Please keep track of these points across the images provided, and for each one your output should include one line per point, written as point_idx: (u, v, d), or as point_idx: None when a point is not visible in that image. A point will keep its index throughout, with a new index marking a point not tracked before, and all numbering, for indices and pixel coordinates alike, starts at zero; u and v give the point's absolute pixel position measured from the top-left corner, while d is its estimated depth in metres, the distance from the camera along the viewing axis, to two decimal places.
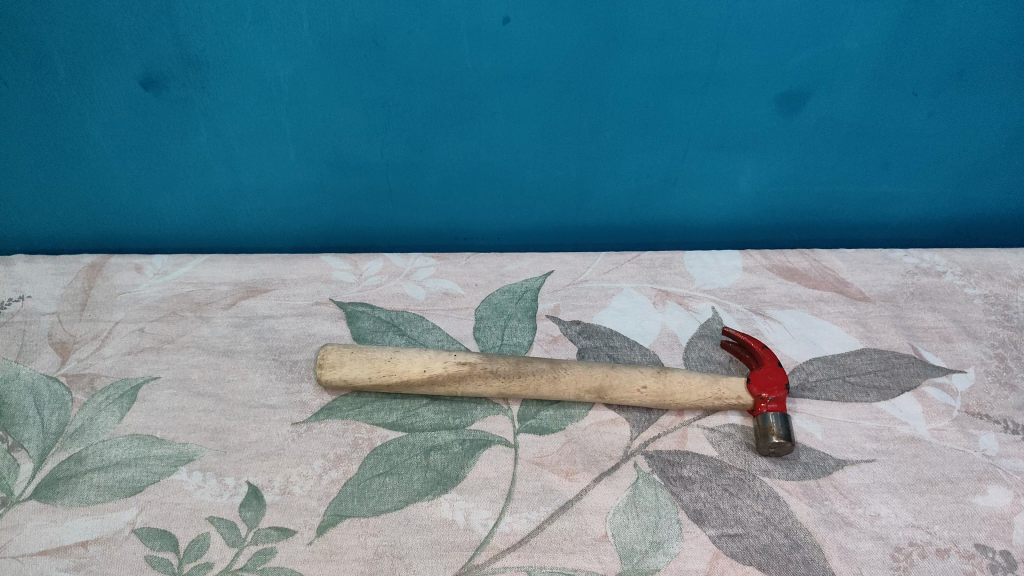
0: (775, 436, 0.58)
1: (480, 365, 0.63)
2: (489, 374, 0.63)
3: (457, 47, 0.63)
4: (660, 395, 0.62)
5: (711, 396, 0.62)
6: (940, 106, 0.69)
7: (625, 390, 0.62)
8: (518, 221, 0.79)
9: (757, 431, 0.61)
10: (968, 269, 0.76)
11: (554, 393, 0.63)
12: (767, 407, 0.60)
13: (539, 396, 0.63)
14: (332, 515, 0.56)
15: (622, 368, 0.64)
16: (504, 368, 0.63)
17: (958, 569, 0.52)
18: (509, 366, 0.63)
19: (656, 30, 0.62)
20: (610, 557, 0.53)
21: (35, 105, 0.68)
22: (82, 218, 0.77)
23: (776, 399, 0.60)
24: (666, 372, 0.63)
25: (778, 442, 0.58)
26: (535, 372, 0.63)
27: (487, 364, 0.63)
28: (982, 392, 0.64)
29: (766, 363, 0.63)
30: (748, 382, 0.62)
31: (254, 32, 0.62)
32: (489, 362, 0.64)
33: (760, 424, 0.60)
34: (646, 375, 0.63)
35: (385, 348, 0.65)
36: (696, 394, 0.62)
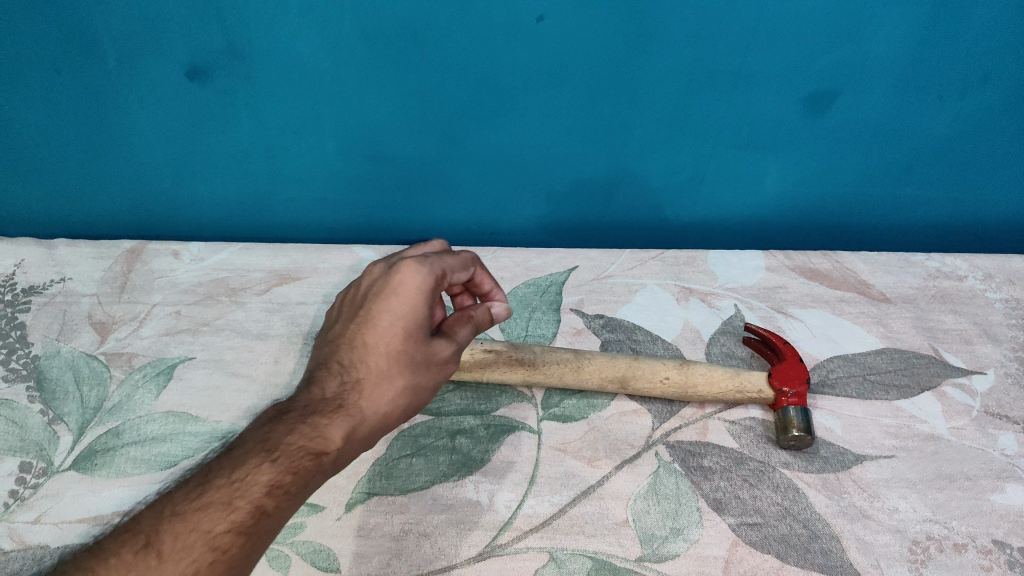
0: (796, 429, 0.59)
1: (506, 353, 0.64)
2: (515, 361, 0.64)
3: (493, 43, 0.65)
4: (682, 387, 0.63)
5: (732, 389, 0.63)
6: (965, 111, 0.70)
7: (649, 381, 0.63)
8: (546, 215, 0.81)
9: (777, 424, 0.62)
10: (989, 273, 0.77)
11: (578, 382, 0.64)
12: (789, 401, 0.61)
13: (563, 385, 0.65)
14: (360, 493, 0.57)
15: (645, 360, 0.64)
16: (530, 356, 0.64)
17: (975, 564, 0.53)
18: (535, 354, 0.65)
19: (687, 31, 0.63)
20: (630, 541, 0.55)
21: (84, 93, 0.70)
22: (124, 202, 0.80)
23: (797, 394, 0.62)
24: (690, 366, 0.64)
25: (798, 435, 0.59)
26: (559, 361, 0.64)
27: (513, 351, 0.64)
28: (1002, 393, 0.65)
29: (788, 359, 0.64)
30: (769, 376, 0.63)
31: (297, 26, 0.64)
32: (516, 350, 0.65)
33: (782, 418, 0.60)
34: (669, 366, 0.64)
35: None
36: (717, 387, 0.63)
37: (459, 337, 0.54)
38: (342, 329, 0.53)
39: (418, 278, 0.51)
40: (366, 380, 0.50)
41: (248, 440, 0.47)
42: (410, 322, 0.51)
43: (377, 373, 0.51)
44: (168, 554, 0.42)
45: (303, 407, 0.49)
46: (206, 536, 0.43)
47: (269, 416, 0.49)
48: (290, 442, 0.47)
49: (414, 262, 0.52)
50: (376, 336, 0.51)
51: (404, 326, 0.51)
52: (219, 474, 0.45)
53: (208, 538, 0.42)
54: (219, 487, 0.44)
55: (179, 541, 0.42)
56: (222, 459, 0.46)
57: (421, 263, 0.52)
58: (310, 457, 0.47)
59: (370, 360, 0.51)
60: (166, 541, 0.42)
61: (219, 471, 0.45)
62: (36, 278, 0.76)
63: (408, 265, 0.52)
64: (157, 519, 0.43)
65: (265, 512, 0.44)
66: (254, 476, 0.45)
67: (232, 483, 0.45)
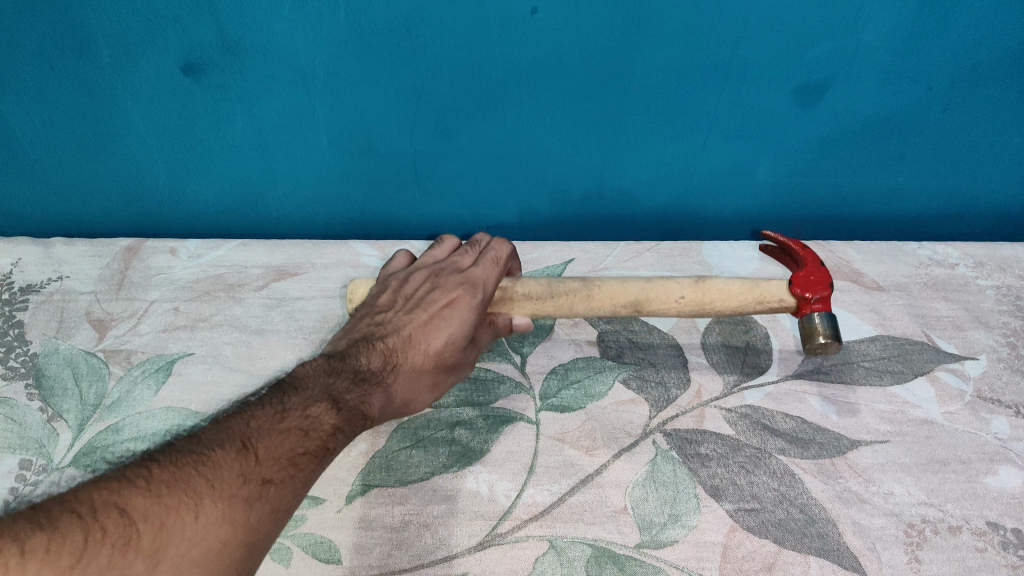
0: (823, 337, 0.62)
1: (513, 289, 0.65)
2: (522, 297, 0.64)
3: (485, 36, 0.65)
4: (699, 303, 0.65)
5: (752, 300, 0.65)
6: (953, 99, 0.71)
7: (665, 301, 0.65)
8: (541, 209, 0.82)
9: (802, 327, 0.64)
10: (981, 261, 0.77)
11: (589, 308, 0.65)
12: (813, 306, 0.64)
13: (574, 313, 0.66)
14: (360, 485, 0.58)
15: (659, 279, 0.65)
16: (538, 290, 0.64)
17: (969, 546, 0.54)
18: (543, 287, 0.65)
19: (681, 24, 0.64)
20: (630, 528, 0.55)
21: (79, 90, 0.71)
22: (121, 200, 0.81)
23: (821, 300, 0.63)
24: (704, 280, 0.65)
25: (824, 342, 0.62)
26: (569, 291, 0.65)
27: (518, 287, 0.65)
28: (994, 377, 0.66)
29: (809, 266, 0.65)
30: (791, 284, 0.64)
31: (292, 22, 0.64)
32: (522, 285, 0.65)
33: (808, 326, 0.63)
34: (685, 285, 0.65)
35: None
36: (735, 300, 0.65)
37: (480, 341, 0.63)
38: (391, 319, 0.61)
39: (470, 299, 0.61)
40: (407, 366, 0.58)
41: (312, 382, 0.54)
42: (458, 331, 0.60)
43: (416, 364, 0.59)
44: (263, 459, 0.46)
45: (357, 368, 0.56)
46: (289, 454, 0.47)
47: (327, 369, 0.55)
48: (348, 395, 0.53)
49: (473, 286, 0.61)
50: (425, 335, 0.59)
51: (453, 334, 0.60)
52: (297, 405, 0.51)
53: (291, 456, 0.47)
54: (298, 415, 0.50)
55: (270, 449, 0.47)
56: (294, 392, 0.52)
57: (477, 286, 0.62)
58: (363, 414, 0.53)
59: (415, 352, 0.59)
60: (257, 447, 0.47)
61: (296, 402, 0.51)
62: (33, 277, 0.76)
63: (467, 285, 0.62)
64: (246, 428, 0.48)
65: (329, 448, 0.50)
66: (324, 416, 0.51)
67: (311, 415, 0.50)
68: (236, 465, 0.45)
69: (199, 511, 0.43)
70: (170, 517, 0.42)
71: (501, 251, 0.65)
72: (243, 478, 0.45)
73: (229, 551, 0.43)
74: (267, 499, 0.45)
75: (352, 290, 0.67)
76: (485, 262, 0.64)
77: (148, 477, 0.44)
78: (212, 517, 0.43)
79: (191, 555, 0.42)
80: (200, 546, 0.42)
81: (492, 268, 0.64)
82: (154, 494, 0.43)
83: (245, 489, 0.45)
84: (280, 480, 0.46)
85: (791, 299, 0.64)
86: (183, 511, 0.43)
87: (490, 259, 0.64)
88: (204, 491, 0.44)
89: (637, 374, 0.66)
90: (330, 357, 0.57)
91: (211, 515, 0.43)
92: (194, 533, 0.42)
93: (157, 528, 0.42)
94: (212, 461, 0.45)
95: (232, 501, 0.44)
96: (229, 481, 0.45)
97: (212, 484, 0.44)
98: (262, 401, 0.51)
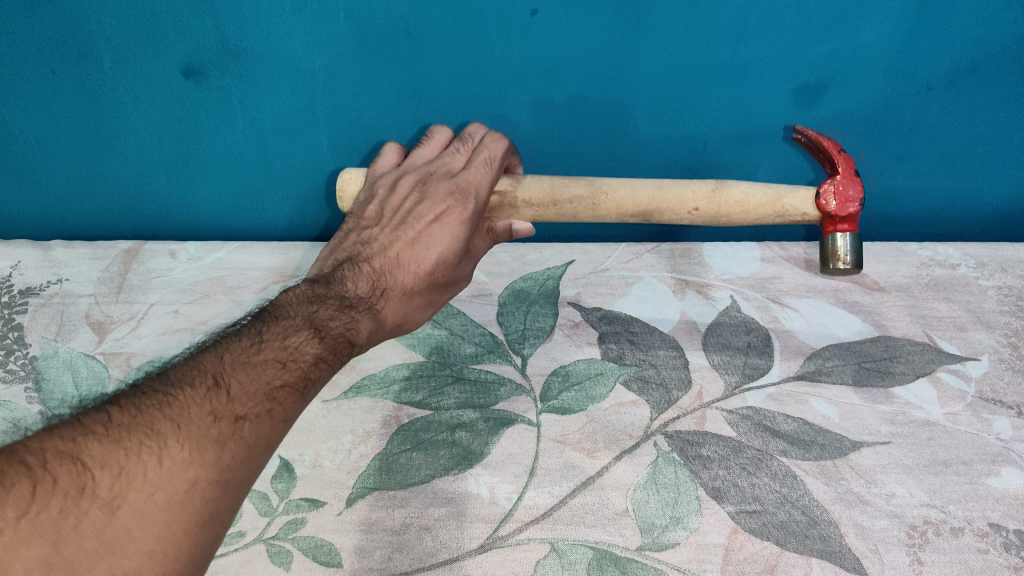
0: (841, 263, 0.65)
1: (510, 194, 0.63)
2: (521, 204, 0.64)
3: (485, 37, 0.66)
4: (711, 215, 0.65)
5: (771, 214, 0.64)
6: (953, 99, 0.71)
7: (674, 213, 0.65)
8: None
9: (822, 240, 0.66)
10: (982, 261, 0.77)
11: (594, 214, 0.65)
12: (838, 227, 0.64)
13: (577, 216, 0.66)
14: (361, 488, 0.58)
15: (673, 186, 0.64)
16: (539, 198, 0.64)
17: (971, 547, 0.54)
18: (544, 194, 0.64)
19: (679, 20, 0.65)
20: (631, 530, 0.55)
21: (79, 93, 0.71)
22: (121, 205, 0.80)
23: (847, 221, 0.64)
24: (724, 184, 0.64)
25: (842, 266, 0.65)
26: (573, 199, 0.64)
27: (518, 194, 0.63)
28: (996, 378, 0.66)
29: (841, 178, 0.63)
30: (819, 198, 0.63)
31: (292, 23, 0.66)
32: (520, 189, 0.64)
33: (829, 246, 0.65)
34: (700, 195, 0.64)
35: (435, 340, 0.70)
36: (753, 212, 0.64)
37: (476, 251, 0.64)
38: (379, 235, 0.61)
39: (459, 211, 0.60)
40: (397, 288, 0.60)
41: (295, 312, 0.55)
42: (448, 250, 0.60)
43: (406, 286, 0.60)
44: (235, 396, 0.47)
45: (343, 296, 0.58)
46: (263, 390, 0.48)
47: (313, 297, 0.57)
48: (331, 323, 0.55)
49: (462, 196, 0.60)
50: (414, 255, 0.60)
51: (442, 253, 0.60)
52: (275, 336, 0.52)
53: (264, 394, 0.48)
54: (277, 347, 0.51)
55: (243, 387, 0.47)
56: (275, 321, 0.54)
57: (467, 194, 0.60)
58: (349, 341, 0.55)
59: (403, 274, 0.60)
60: (229, 384, 0.47)
61: (274, 335, 0.52)
62: (33, 280, 0.76)
63: (456, 195, 0.60)
64: (214, 370, 0.48)
65: (310, 378, 0.51)
66: (305, 346, 0.52)
67: (287, 348, 0.51)
68: (205, 405, 0.45)
69: (162, 455, 0.42)
70: (130, 462, 0.42)
71: (494, 151, 0.62)
72: (213, 418, 0.45)
73: (200, 491, 0.43)
74: (240, 436, 0.45)
75: (345, 182, 0.67)
76: (477, 163, 0.61)
77: (107, 422, 0.43)
78: (178, 460, 0.43)
79: (157, 497, 0.41)
80: (163, 491, 0.42)
81: (485, 171, 0.61)
82: (113, 440, 0.42)
83: (216, 428, 0.45)
84: (254, 417, 0.46)
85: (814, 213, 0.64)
86: (145, 456, 0.42)
87: (480, 160, 0.61)
88: (169, 434, 0.43)
89: (638, 375, 0.66)
90: (316, 284, 0.59)
91: (176, 457, 0.43)
92: (158, 476, 0.42)
93: (117, 473, 0.41)
94: (178, 402, 0.45)
95: (200, 441, 0.44)
96: (197, 422, 0.44)
97: (177, 426, 0.44)
98: (234, 341, 0.51)
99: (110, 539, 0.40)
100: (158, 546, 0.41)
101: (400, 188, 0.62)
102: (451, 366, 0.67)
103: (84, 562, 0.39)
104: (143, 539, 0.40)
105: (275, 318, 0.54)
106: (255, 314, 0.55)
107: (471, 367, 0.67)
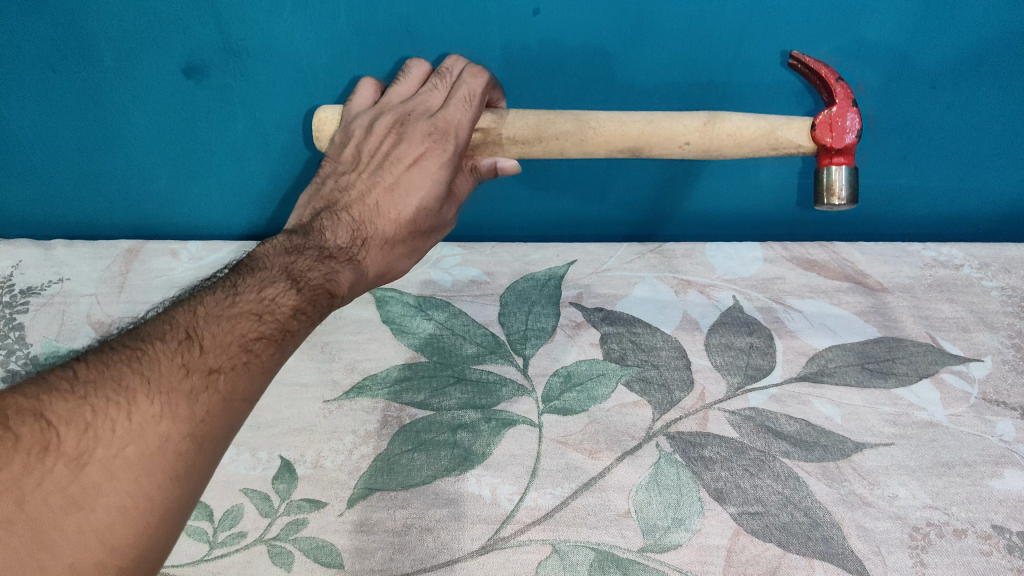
0: (835, 199, 0.61)
1: (494, 131, 0.61)
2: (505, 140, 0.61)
3: (486, 37, 0.66)
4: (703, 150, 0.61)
5: (767, 146, 0.61)
6: (958, 99, 0.71)
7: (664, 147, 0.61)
8: (544, 213, 0.82)
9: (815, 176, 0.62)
10: (986, 262, 0.77)
11: (581, 150, 0.62)
12: (833, 160, 0.61)
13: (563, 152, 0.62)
14: (362, 488, 0.57)
15: (665, 118, 0.60)
16: (525, 134, 0.60)
17: (974, 549, 0.53)
18: (530, 130, 0.60)
19: (684, 19, 0.65)
20: (633, 532, 0.55)
21: (80, 93, 0.71)
22: (121, 205, 0.80)
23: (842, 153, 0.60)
24: (716, 117, 0.60)
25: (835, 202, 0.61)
26: (559, 135, 0.61)
27: (502, 130, 0.61)
28: (999, 379, 0.66)
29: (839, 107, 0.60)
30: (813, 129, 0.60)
31: (293, 22, 0.66)
32: (503, 126, 0.61)
33: (823, 181, 0.61)
34: (692, 127, 0.60)
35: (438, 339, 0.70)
36: (747, 143, 0.61)
37: (458, 191, 0.62)
38: (356, 181, 0.60)
39: (440, 153, 0.58)
40: (379, 236, 0.59)
41: (273, 262, 0.55)
42: (428, 195, 0.59)
43: (386, 234, 0.60)
44: (208, 349, 0.47)
45: (322, 247, 0.57)
46: (239, 342, 0.48)
47: (291, 248, 0.56)
48: (311, 274, 0.55)
49: (441, 138, 0.58)
50: (393, 202, 0.60)
51: (422, 198, 0.59)
52: (251, 288, 0.52)
53: (239, 346, 0.48)
54: (253, 301, 0.51)
55: (216, 340, 0.48)
56: (252, 274, 0.54)
57: (447, 135, 0.58)
58: (330, 292, 0.55)
59: (384, 222, 0.59)
60: (201, 338, 0.48)
61: (249, 287, 0.52)
62: (33, 279, 0.76)
63: (434, 136, 0.58)
64: (186, 324, 0.48)
65: (288, 329, 0.51)
66: (283, 298, 0.52)
67: (263, 300, 0.52)
68: (175, 357, 0.46)
69: (131, 411, 0.44)
70: (96, 418, 0.43)
71: (472, 87, 0.60)
72: (184, 371, 0.46)
73: (171, 445, 0.44)
74: (214, 389, 0.46)
75: (321, 122, 0.63)
76: (456, 100, 0.59)
77: (76, 378, 0.44)
78: (147, 416, 0.44)
79: (126, 453, 0.43)
80: (133, 446, 0.43)
81: (465, 108, 0.59)
82: (79, 396, 0.43)
83: (189, 381, 0.46)
84: (228, 370, 0.47)
85: (810, 144, 0.61)
86: (114, 411, 0.43)
87: (460, 97, 0.59)
88: (138, 389, 0.44)
89: (640, 376, 0.66)
90: (294, 235, 0.58)
91: (145, 413, 0.44)
92: (127, 431, 0.43)
93: (83, 429, 0.42)
94: (147, 356, 0.46)
95: (170, 395, 0.45)
96: (166, 377, 0.45)
97: (146, 381, 0.45)
98: (209, 295, 0.51)
99: (77, 495, 0.41)
100: (127, 501, 0.42)
101: (376, 131, 0.60)
102: (453, 366, 0.67)
103: (52, 519, 0.41)
104: (111, 492, 0.42)
105: (252, 269, 0.54)
106: (232, 266, 0.55)
107: (473, 367, 0.67)
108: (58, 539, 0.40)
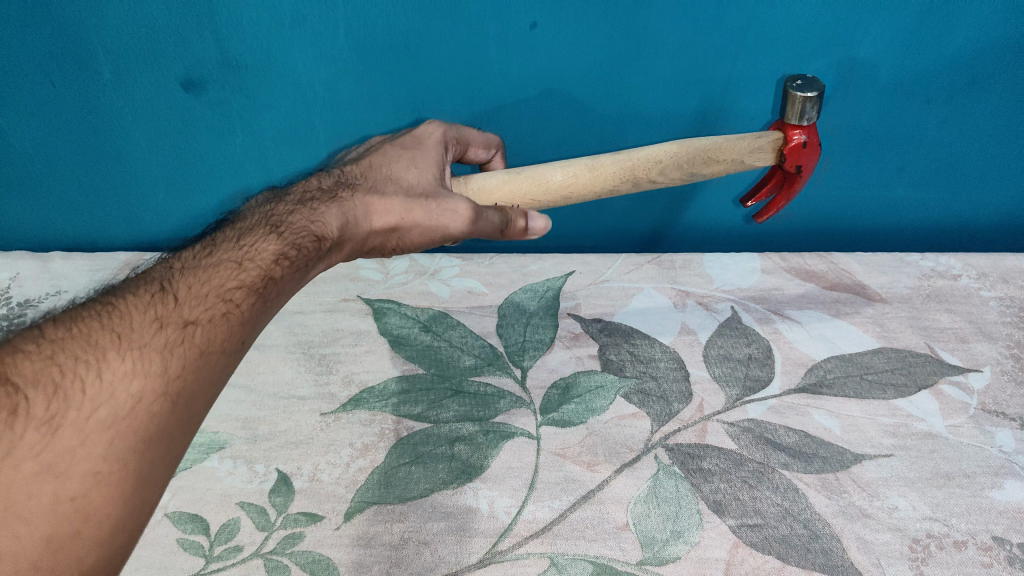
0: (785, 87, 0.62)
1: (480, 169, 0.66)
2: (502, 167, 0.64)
3: (486, 53, 0.68)
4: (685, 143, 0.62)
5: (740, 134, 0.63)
6: (953, 113, 0.72)
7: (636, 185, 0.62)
8: (543, 226, 0.83)
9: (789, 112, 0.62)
10: (983, 272, 0.77)
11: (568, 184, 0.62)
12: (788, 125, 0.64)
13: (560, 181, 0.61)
14: (359, 502, 0.57)
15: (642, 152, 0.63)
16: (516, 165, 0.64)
17: (976, 561, 0.53)
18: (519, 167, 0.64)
19: (676, 39, 0.66)
20: (631, 545, 0.54)
21: (78, 105, 0.72)
22: (121, 218, 0.81)
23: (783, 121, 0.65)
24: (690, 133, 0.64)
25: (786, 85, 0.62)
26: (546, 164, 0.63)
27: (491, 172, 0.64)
28: (999, 390, 0.65)
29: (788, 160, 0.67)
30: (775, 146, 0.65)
31: (292, 37, 0.67)
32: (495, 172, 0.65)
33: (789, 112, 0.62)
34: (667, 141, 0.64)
35: (436, 349, 0.70)
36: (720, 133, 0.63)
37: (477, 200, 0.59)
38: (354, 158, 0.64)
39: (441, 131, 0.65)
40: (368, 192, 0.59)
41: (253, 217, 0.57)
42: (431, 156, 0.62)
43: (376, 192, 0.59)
44: (182, 302, 0.47)
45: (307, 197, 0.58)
46: (216, 293, 0.49)
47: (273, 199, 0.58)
48: (293, 223, 0.55)
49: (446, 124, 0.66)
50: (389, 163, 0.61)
51: (422, 158, 0.62)
52: (229, 244, 0.53)
53: (216, 297, 0.48)
54: (229, 257, 0.51)
55: (192, 293, 0.48)
56: (227, 234, 0.54)
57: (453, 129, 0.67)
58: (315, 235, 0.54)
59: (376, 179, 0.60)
60: (176, 290, 0.48)
61: (227, 242, 0.53)
62: (32, 291, 0.75)
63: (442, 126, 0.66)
64: (160, 280, 0.48)
65: (270, 276, 0.51)
66: (261, 246, 0.52)
67: (242, 250, 0.52)
68: (149, 311, 0.46)
69: (102, 369, 0.42)
70: (65, 380, 0.41)
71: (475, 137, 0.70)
72: (158, 324, 0.45)
73: (146, 405, 0.42)
74: (191, 340, 0.46)
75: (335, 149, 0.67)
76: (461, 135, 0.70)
77: (43, 337, 0.43)
78: (119, 373, 0.42)
79: (99, 415, 0.41)
80: (107, 406, 0.41)
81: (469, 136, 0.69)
82: (45, 356, 0.42)
83: (164, 333, 0.45)
84: (204, 321, 0.47)
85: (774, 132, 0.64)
86: (83, 369, 0.42)
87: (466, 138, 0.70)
88: (108, 346, 0.43)
89: (639, 388, 0.66)
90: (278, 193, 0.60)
91: (117, 370, 0.42)
92: (98, 392, 0.41)
93: (52, 392, 0.41)
94: (119, 313, 0.45)
95: (143, 350, 0.44)
96: (139, 331, 0.44)
97: (118, 339, 0.44)
98: (184, 257, 0.52)
99: (51, 461, 0.39)
100: (103, 467, 0.40)
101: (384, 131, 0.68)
102: (451, 378, 0.67)
103: (24, 487, 0.38)
104: (87, 454, 0.40)
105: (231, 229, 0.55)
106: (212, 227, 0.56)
107: (471, 379, 0.67)
108: (32, 509, 0.38)
